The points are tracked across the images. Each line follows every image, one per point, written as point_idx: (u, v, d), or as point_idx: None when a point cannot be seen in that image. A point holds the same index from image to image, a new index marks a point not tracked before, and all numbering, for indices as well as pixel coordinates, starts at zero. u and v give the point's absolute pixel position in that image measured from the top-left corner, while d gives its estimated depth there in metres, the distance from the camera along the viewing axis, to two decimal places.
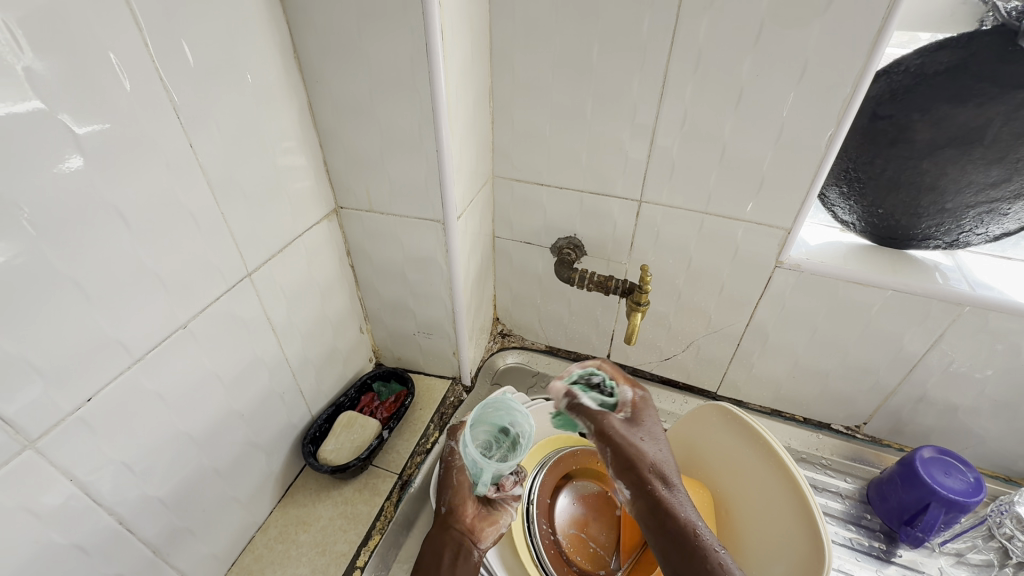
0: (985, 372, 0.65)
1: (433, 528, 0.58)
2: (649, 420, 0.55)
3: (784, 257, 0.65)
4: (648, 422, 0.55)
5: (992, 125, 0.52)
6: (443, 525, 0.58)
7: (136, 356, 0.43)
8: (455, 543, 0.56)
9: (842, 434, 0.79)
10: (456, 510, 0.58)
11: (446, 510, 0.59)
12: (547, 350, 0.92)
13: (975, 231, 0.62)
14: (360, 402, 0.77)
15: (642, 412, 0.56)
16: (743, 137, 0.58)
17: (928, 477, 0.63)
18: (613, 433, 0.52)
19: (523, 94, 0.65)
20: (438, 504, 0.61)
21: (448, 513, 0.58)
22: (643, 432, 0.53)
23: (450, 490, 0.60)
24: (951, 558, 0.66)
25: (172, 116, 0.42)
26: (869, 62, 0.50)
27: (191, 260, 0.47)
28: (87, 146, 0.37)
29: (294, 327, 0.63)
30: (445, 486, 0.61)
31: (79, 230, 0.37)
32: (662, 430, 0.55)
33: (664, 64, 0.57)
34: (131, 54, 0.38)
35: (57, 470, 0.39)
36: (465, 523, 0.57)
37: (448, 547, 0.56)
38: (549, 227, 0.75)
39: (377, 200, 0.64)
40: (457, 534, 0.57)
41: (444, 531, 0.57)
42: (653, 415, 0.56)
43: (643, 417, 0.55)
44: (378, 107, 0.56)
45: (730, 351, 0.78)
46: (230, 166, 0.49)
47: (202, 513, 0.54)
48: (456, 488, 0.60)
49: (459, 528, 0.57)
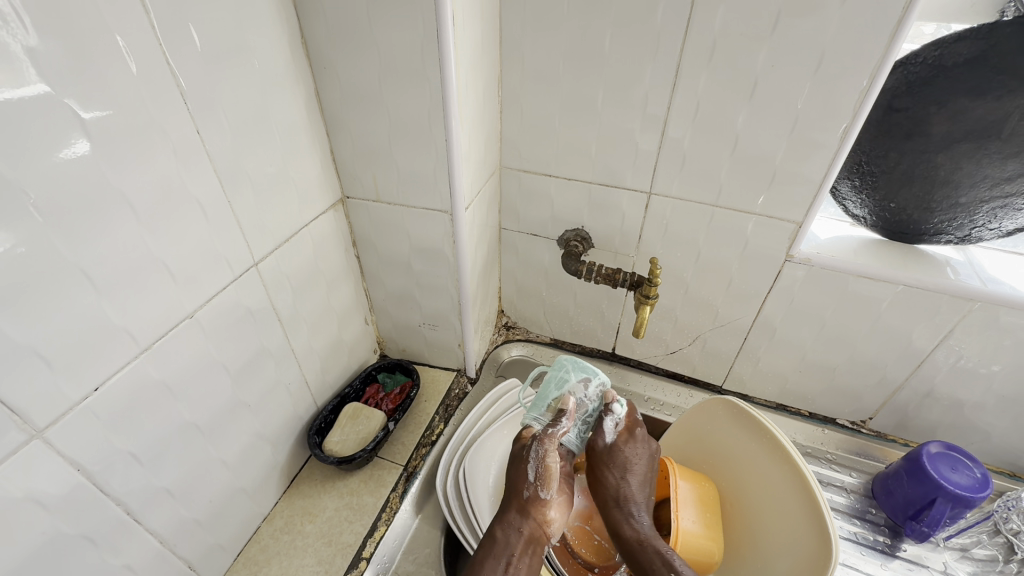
0: (992, 367, 0.65)
1: (512, 517, 0.53)
2: (631, 451, 0.58)
3: (794, 251, 0.65)
4: (629, 451, 0.58)
5: (1011, 118, 0.51)
6: (524, 513, 0.54)
7: (143, 345, 0.43)
8: (528, 532, 0.52)
9: (846, 429, 0.79)
10: (538, 499, 0.54)
11: (531, 498, 0.54)
12: (552, 343, 0.91)
13: (988, 227, 0.62)
14: (365, 393, 0.76)
15: (628, 441, 0.59)
16: (756, 130, 0.58)
17: (935, 473, 0.63)
18: (617, 459, 0.58)
19: (532, 83, 0.64)
20: (518, 484, 0.55)
21: (529, 501, 0.54)
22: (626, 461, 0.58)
23: (538, 466, 0.55)
24: (956, 552, 0.67)
25: (180, 101, 0.41)
26: (887, 53, 0.49)
27: (198, 250, 0.46)
28: (94, 132, 0.36)
29: (300, 318, 0.62)
30: (517, 464, 0.56)
31: (86, 218, 0.37)
32: (642, 457, 0.58)
33: (677, 53, 0.56)
34: (137, 36, 0.37)
35: (65, 461, 0.39)
36: (540, 518, 0.54)
37: (520, 539, 0.52)
38: (556, 219, 0.75)
39: (384, 190, 0.63)
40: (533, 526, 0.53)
41: (523, 517, 0.53)
42: (638, 442, 0.59)
43: (625, 446, 0.58)
44: (387, 95, 0.55)
45: (737, 346, 0.77)
46: (236, 154, 0.48)
47: (208, 504, 0.54)
48: (546, 476, 0.55)
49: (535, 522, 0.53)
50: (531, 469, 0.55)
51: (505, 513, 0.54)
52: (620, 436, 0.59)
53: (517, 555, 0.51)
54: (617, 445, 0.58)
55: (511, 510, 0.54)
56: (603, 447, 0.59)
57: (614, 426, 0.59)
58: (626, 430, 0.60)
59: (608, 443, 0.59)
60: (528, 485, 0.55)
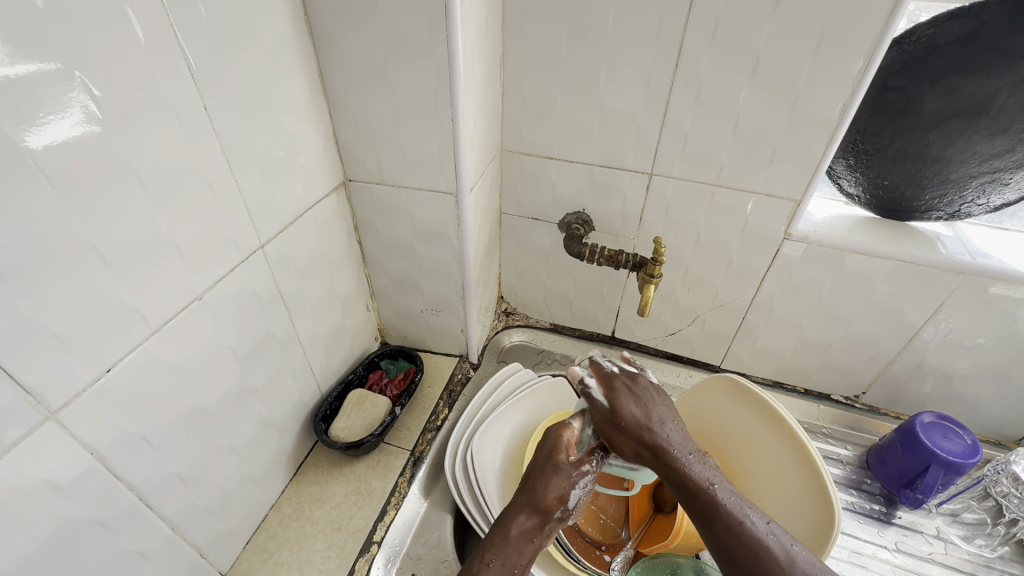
0: (977, 340, 0.68)
1: (525, 520, 0.48)
2: (631, 406, 0.52)
3: (792, 230, 0.66)
4: (627, 407, 0.52)
5: (999, 95, 0.54)
6: (541, 516, 0.48)
7: (154, 327, 0.42)
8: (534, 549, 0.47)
9: (841, 404, 0.82)
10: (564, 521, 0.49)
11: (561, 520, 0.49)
12: (552, 328, 0.92)
13: (977, 202, 0.64)
14: (368, 380, 0.76)
15: (619, 396, 0.52)
16: (757, 109, 0.59)
17: (928, 441, 0.65)
18: (624, 420, 0.51)
19: (535, 64, 0.64)
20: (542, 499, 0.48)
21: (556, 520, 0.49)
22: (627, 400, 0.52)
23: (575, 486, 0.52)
24: (947, 517, 0.69)
25: (188, 76, 0.40)
26: (885, 31, 0.51)
27: (206, 230, 0.45)
28: (105, 106, 0.35)
29: (304, 302, 0.62)
30: (547, 479, 0.50)
31: (98, 194, 0.36)
32: (654, 398, 0.53)
33: (681, 32, 0.56)
34: (146, 7, 0.36)
35: (79, 444, 0.38)
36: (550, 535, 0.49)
37: (531, 546, 0.47)
38: (557, 202, 0.75)
39: (388, 172, 0.62)
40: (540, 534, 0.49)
41: (530, 518, 0.48)
42: (631, 393, 0.53)
43: (622, 402, 0.52)
44: (392, 74, 0.54)
45: (735, 325, 0.79)
46: (243, 132, 0.47)
47: (218, 490, 0.53)
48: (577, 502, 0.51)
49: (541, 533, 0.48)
50: (573, 494, 0.49)
51: (516, 513, 0.48)
52: (610, 395, 0.52)
53: (521, 566, 0.45)
54: (616, 405, 0.51)
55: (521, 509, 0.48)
56: (614, 411, 0.51)
57: (600, 393, 0.53)
58: (606, 389, 0.53)
59: (609, 405, 0.52)
60: (562, 507, 0.49)
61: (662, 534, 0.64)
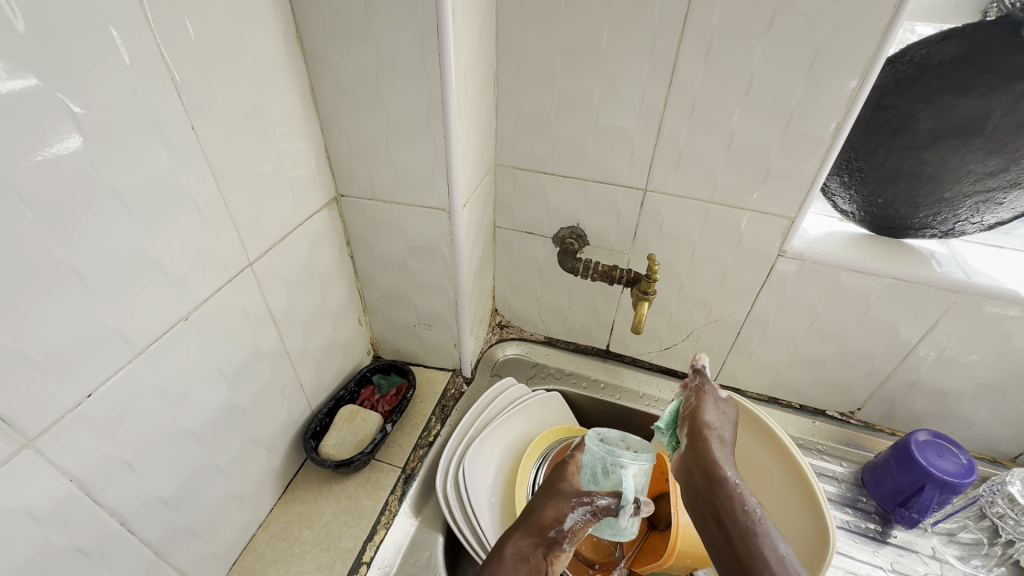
0: (972, 357, 0.67)
1: (521, 539, 0.48)
2: (711, 411, 0.54)
3: (786, 246, 0.66)
4: (710, 414, 0.54)
5: (993, 115, 0.54)
6: (535, 539, 0.48)
7: (137, 348, 0.41)
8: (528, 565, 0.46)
9: (835, 420, 0.81)
10: (557, 546, 0.47)
11: (553, 538, 0.48)
12: (547, 341, 0.91)
13: (971, 220, 0.64)
14: (360, 395, 0.75)
15: (706, 398, 0.56)
16: (749, 127, 0.59)
17: (923, 460, 0.65)
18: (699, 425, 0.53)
19: (529, 80, 0.64)
20: (545, 515, 0.49)
21: (551, 538, 0.48)
22: (707, 420, 0.53)
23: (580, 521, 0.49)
24: (943, 537, 0.69)
25: (174, 95, 0.40)
26: (878, 51, 0.51)
27: (191, 249, 0.44)
28: (87, 127, 0.34)
29: (294, 319, 0.61)
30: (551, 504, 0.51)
31: (79, 215, 0.35)
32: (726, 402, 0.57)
33: (674, 50, 0.56)
34: (132, 28, 0.36)
35: (57, 470, 0.37)
36: (548, 560, 0.47)
37: (524, 570, 0.46)
38: (551, 217, 0.75)
39: (380, 188, 0.62)
40: (540, 565, 0.47)
41: (535, 548, 0.47)
42: (720, 403, 0.56)
43: (706, 409, 0.54)
44: (384, 90, 0.54)
45: (730, 340, 0.78)
46: (231, 151, 0.46)
47: (204, 512, 0.52)
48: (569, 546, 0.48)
49: (543, 559, 0.47)
50: (569, 516, 0.49)
51: (510, 540, 0.48)
52: (698, 403, 0.55)
53: None
54: (698, 409, 0.54)
55: (524, 535, 0.48)
56: (692, 408, 0.54)
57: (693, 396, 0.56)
58: (699, 396, 0.56)
59: (694, 407, 0.54)
60: (556, 524, 0.48)
61: (656, 553, 0.62)
